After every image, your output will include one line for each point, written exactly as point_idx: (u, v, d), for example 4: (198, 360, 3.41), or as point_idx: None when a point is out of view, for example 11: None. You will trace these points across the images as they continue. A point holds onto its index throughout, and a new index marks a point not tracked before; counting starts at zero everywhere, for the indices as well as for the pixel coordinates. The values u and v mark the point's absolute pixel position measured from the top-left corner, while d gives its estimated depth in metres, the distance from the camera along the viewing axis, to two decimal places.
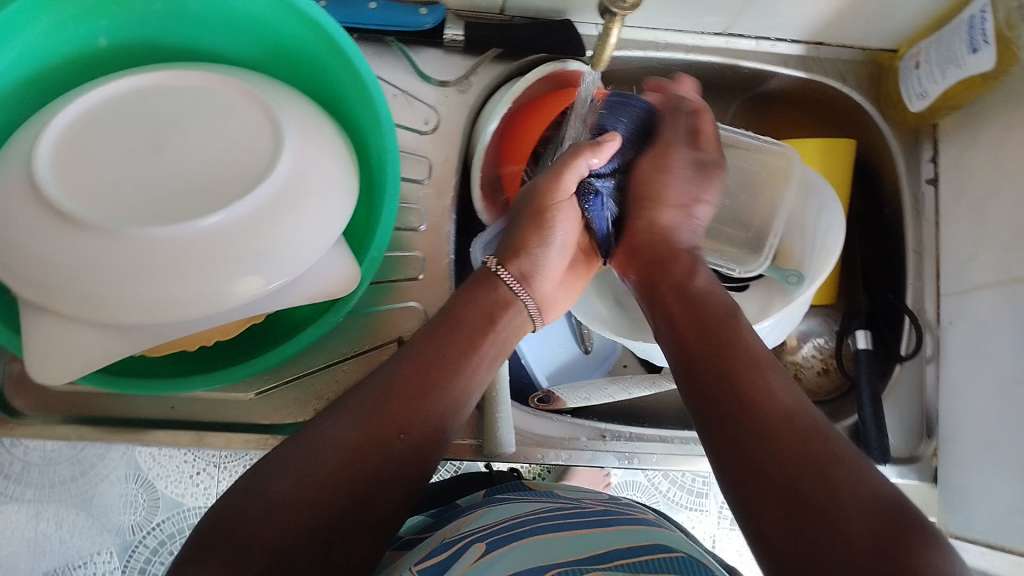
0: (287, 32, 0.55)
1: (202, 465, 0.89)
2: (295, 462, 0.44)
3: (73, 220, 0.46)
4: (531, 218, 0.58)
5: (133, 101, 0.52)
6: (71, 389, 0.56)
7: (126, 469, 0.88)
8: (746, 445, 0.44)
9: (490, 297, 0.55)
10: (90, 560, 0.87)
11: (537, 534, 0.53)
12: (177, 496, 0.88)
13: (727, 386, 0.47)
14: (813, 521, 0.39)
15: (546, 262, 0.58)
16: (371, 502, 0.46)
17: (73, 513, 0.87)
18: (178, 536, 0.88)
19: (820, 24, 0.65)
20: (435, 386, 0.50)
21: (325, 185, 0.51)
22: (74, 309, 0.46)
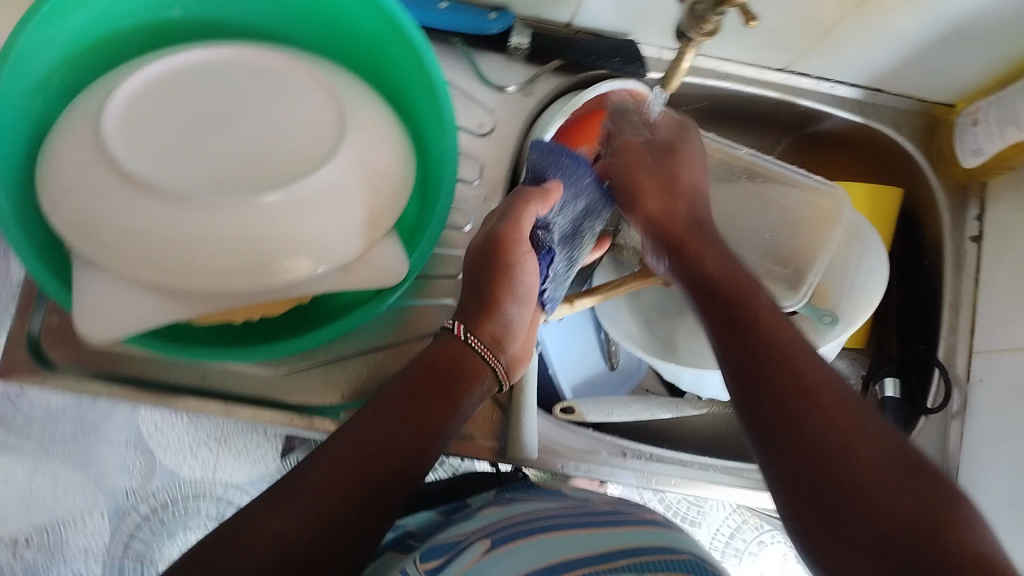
0: (359, 21, 0.55)
1: (203, 439, 0.90)
2: (283, 502, 0.44)
3: (140, 182, 0.46)
4: (501, 273, 0.54)
5: (200, 71, 0.52)
6: (107, 346, 0.57)
7: (126, 433, 0.89)
8: (781, 414, 0.43)
9: (458, 360, 0.53)
10: (81, 519, 0.89)
11: (543, 533, 0.54)
12: (175, 466, 0.89)
13: (758, 352, 0.46)
14: (851, 495, 0.40)
15: (513, 325, 0.56)
16: (359, 520, 0.45)
17: (71, 472, 0.88)
18: (171, 505, 0.90)
19: (882, 72, 0.65)
20: (407, 422, 0.49)
21: (382, 176, 0.52)
22: (131, 270, 0.46)
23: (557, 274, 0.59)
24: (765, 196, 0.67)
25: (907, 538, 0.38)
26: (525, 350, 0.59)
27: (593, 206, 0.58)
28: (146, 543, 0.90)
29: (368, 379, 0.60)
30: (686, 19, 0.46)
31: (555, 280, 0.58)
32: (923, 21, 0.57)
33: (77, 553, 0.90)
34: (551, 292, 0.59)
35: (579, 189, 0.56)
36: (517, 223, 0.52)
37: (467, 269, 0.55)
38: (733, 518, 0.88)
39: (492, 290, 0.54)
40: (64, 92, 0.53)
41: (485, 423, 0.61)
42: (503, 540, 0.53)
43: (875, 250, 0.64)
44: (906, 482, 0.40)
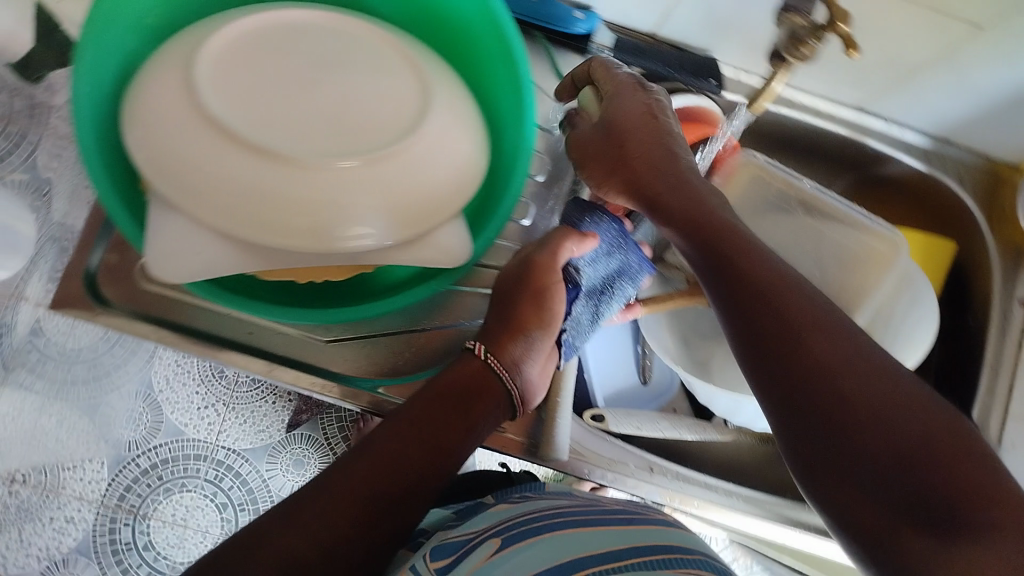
0: (452, 6, 0.55)
1: (212, 400, 0.92)
2: (298, 514, 0.46)
3: (224, 130, 0.46)
4: (532, 298, 0.57)
5: (293, 30, 0.52)
6: (161, 290, 0.58)
7: (138, 385, 0.90)
8: (779, 362, 0.42)
9: (473, 381, 0.56)
10: (81, 465, 0.88)
11: (554, 530, 0.53)
12: (181, 424, 0.90)
13: (745, 295, 0.44)
14: (859, 435, 0.39)
15: (535, 350, 0.57)
16: (373, 531, 0.48)
17: (78, 415, 0.87)
18: (171, 462, 0.90)
19: (952, 123, 0.66)
20: (414, 441, 0.52)
21: (456, 157, 0.52)
22: (205, 215, 0.46)
23: (580, 318, 0.61)
24: (823, 233, 0.66)
25: (919, 471, 0.37)
26: (542, 378, 0.60)
27: (629, 270, 0.59)
28: (141, 496, 0.90)
29: (410, 356, 0.60)
30: (784, 43, 0.47)
31: (575, 323, 0.61)
32: (1009, 79, 0.57)
33: (70, 501, 0.88)
34: (569, 335, 0.61)
35: (616, 251, 0.59)
36: (553, 253, 0.56)
37: (496, 291, 0.58)
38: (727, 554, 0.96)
39: (520, 312, 0.56)
40: (156, 34, 0.53)
41: (520, 420, 0.62)
42: (513, 539, 0.53)
43: (923, 299, 0.64)
44: (914, 415, 0.39)
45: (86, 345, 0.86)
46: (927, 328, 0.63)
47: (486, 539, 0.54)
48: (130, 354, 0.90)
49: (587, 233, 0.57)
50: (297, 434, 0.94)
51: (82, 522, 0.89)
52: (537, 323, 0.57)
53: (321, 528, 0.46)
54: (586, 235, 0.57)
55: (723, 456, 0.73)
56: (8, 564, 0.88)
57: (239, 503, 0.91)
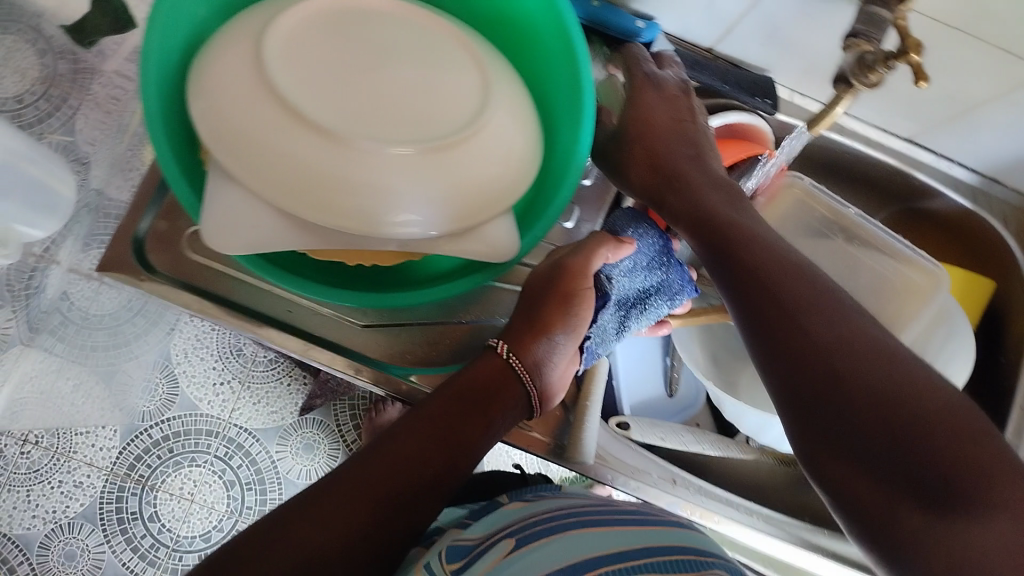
0: (519, 4, 0.56)
1: (227, 377, 0.93)
2: (314, 507, 0.47)
3: (288, 106, 0.47)
4: (559, 300, 0.57)
5: (362, 17, 0.53)
6: (206, 261, 0.58)
7: (157, 356, 0.91)
8: (778, 342, 0.42)
9: (492, 382, 0.55)
10: (94, 430, 0.88)
11: (571, 529, 0.53)
12: (195, 398, 0.91)
13: (751, 282, 0.45)
14: (852, 403, 0.39)
15: (558, 353, 0.57)
16: (387, 527, 0.48)
17: (95, 381, 0.88)
18: (183, 436, 0.90)
19: (1003, 163, 0.66)
20: (432, 437, 0.52)
21: (512, 154, 0.53)
22: (263, 189, 0.47)
23: (606, 326, 0.61)
24: (863, 262, 0.65)
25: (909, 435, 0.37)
26: (564, 381, 0.60)
27: (668, 288, 0.61)
28: (150, 468, 0.89)
29: (443, 346, 0.61)
30: (849, 67, 0.47)
31: (601, 330, 0.61)
32: None
33: (80, 466, 0.87)
34: (593, 342, 0.61)
35: (658, 269, 0.61)
36: (586, 257, 0.57)
37: (526, 292, 0.58)
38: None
39: (546, 314, 0.56)
40: (227, 8, 0.54)
41: (547, 421, 0.62)
42: (526, 539, 0.52)
43: (960, 334, 0.64)
44: (906, 388, 0.38)
45: (107, 312, 0.89)
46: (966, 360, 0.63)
47: (499, 540, 0.54)
48: (151, 325, 0.92)
49: (625, 238, 0.59)
50: (309, 418, 0.94)
51: (89, 489, 0.87)
52: (560, 326, 0.57)
53: (333, 524, 0.46)
54: (623, 241, 0.58)
55: (743, 474, 0.73)
56: (13, 525, 0.85)
57: (247, 482, 0.91)
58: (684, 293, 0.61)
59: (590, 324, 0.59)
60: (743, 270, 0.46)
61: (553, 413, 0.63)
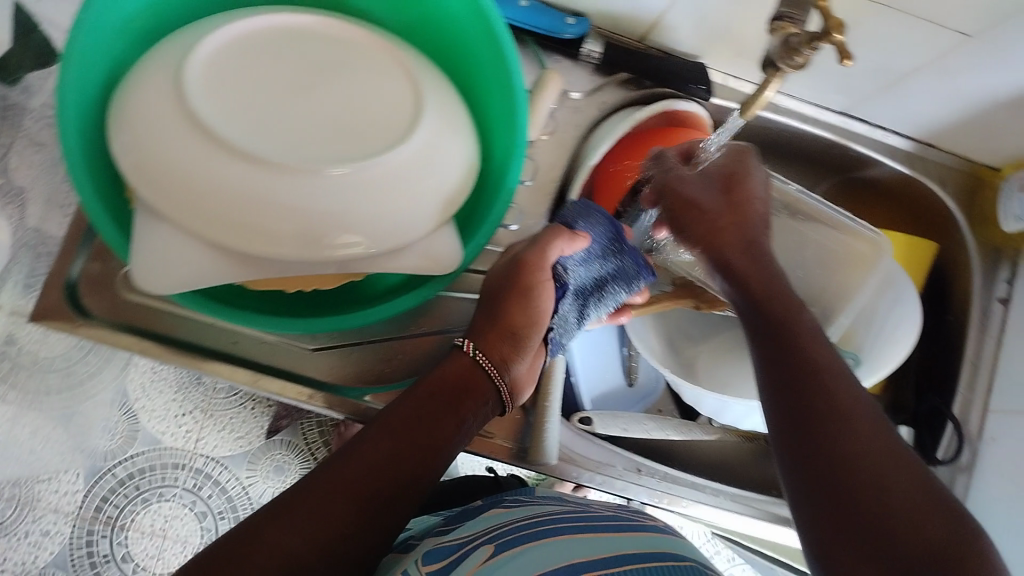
0: (446, 10, 0.55)
1: (189, 407, 0.86)
2: (288, 512, 0.45)
3: (213, 135, 0.45)
4: (516, 294, 0.56)
5: (284, 35, 0.51)
6: (144, 300, 0.57)
7: (114, 393, 0.84)
8: (799, 409, 0.43)
9: (462, 381, 0.55)
10: (55, 477, 0.82)
11: (549, 535, 0.52)
12: (158, 432, 0.85)
13: (777, 346, 0.46)
14: (882, 539, 0.37)
15: (524, 344, 0.57)
16: (362, 536, 0.46)
17: (52, 424, 0.82)
18: (149, 472, 0.84)
19: (936, 128, 0.67)
20: (410, 446, 0.50)
21: (449, 163, 0.52)
22: (193, 223, 0.46)
23: (567, 318, 0.61)
24: (805, 237, 0.66)
25: None
26: (530, 374, 0.59)
27: (624, 274, 0.59)
28: (119, 507, 0.83)
29: (397, 363, 0.60)
30: (775, 50, 0.47)
31: (563, 322, 0.60)
32: (993, 85, 0.58)
33: (45, 514, 0.81)
34: (556, 335, 0.61)
35: (613, 254, 0.59)
36: (541, 250, 0.56)
37: (487, 287, 0.58)
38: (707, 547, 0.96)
39: (506, 313, 0.56)
40: (143, 35, 0.52)
41: (507, 425, 0.62)
42: (507, 544, 0.52)
43: (907, 297, 0.66)
44: (935, 516, 0.37)
45: (60, 354, 0.83)
46: (909, 327, 0.64)
47: (480, 544, 0.53)
48: (104, 363, 0.85)
49: (578, 233, 0.57)
50: (276, 440, 0.89)
51: (57, 536, 0.82)
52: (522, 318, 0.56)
53: (312, 533, 0.45)
54: (576, 235, 0.57)
55: (709, 454, 0.74)
56: None
57: (220, 511, 0.86)
58: (641, 277, 0.59)
59: (550, 317, 0.59)
60: (773, 333, 0.46)
61: (513, 415, 0.63)
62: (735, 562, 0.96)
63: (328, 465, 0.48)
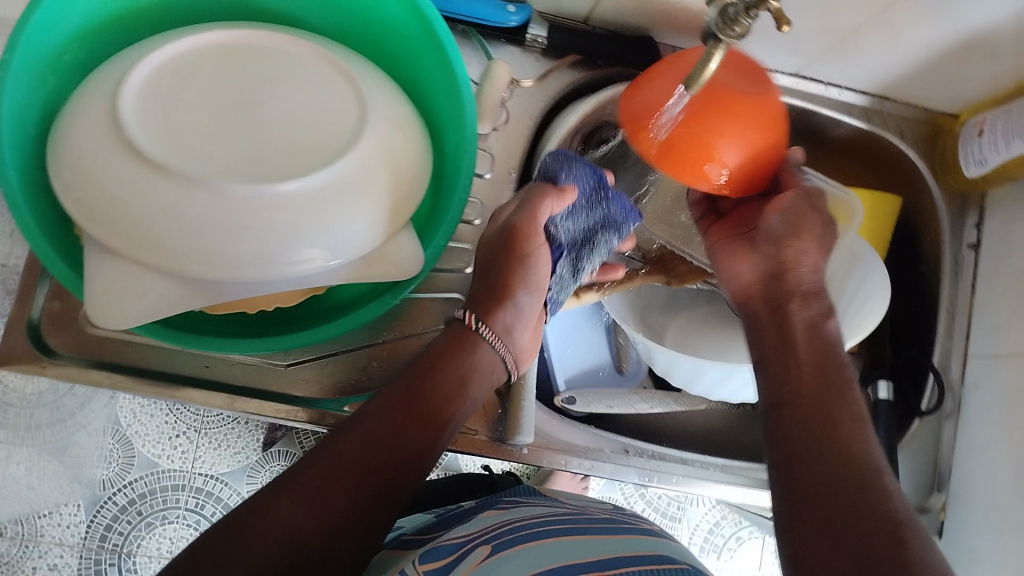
0: (382, 10, 0.54)
1: (183, 428, 0.85)
2: (288, 494, 0.44)
3: (154, 163, 0.45)
4: (515, 263, 0.54)
5: (220, 55, 0.51)
6: (107, 333, 0.56)
7: (105, 422, 0.83)
8: (810, 449, 0.44)
9: (468, 358, 0.52)
10: (56, 511, 0.81)
11: (543, 538, 0.53)
12: (155, 456, 0.83)
13: (800, 432, 0.45)
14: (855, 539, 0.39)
15: (523, 314, 0.55)
16: (344, 538, 0.45)
17: (46, 459, 0.81)
18: (150, 496, 0.83)
19: (891, 81, 0.66)
20: (406, 435, 0.48)
21: (398, 168, 0.51)
22: (141, 254, 0.45)
23: (563, 275, 0.59)
24: None
25: None
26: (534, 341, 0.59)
27: (612, 222, 0.59)
28: (123, 534, 0.83)
29: (374, 370, 0.60)
30: (712, 22, 0.47)
31: (559, 282, 0.59)
32: (940, 32, 0.58)
33: (51, 547, 0.81)
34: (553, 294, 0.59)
35: (597, 205, 0.59)
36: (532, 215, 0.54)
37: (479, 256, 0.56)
38: (713, 516, 0.98)
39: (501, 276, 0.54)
40: (76, 69, 0.51)
41: (481, 413, 0.61)
42: (502, 545, 0.52)
43: (875, 272, 0.64)
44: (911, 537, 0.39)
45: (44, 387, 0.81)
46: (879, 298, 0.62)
47: (476, 545, 0.53)
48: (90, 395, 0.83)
49: (565, 187, 0.55)
50: (275, 451, 0.87)
51: (65, 567, 0.82)
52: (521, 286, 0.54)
53: (294, 531, 0.43)
54: (565, 190, 0.55)
55: (693, 425, 0.73)
56: None
57: None
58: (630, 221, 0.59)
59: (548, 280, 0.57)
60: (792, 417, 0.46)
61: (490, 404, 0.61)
62: (742, 525, 0.99)
63: (319, 451, 0.47)
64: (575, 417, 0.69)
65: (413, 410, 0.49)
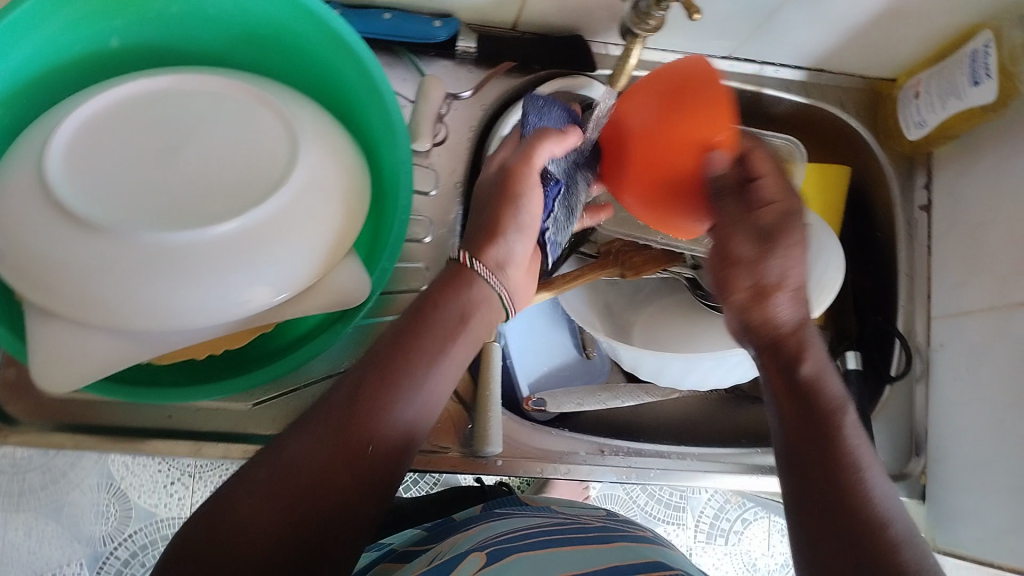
0: (303, 40, 0.54)
1: (176, 475, 0.91)
2: (257, 485, 0.42)
3: (83, 221, 0.45)
4: (505, 202, 0.52)
5: (144, 104, 0.51)
6: (66, 395, 0.56)
7: (98, 477, 0.89)
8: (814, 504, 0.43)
9: (465, 295, 0.50)
10: (59, 571, 0.87)
11: (538, 548, 0.53)
12: (151, 506, 0.90)
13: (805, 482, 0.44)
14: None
15: (517, 254, 0.53)
16: (347, 517, 0.44)
17: (45, 522, 0.88)
18: (149, 547, 0.89)
19: (824, 53, 0.67)
20: (409, 397, 0.46)
21: (336, 196, 0.51)
22: (80, 314, 0.45)
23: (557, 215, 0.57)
24: None
25: None
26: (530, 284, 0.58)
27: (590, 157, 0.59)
28: None
29: None
30: (628, 17, 0.48)
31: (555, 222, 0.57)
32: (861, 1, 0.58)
33: None
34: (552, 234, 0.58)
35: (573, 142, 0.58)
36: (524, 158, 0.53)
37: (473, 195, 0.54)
38: (715, 502, 0.99)
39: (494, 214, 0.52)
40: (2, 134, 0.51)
41: (447, 429, 0.61)
42: (497, 553, 0.52)
43: (831, 246, 0.64)
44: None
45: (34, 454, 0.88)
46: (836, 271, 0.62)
47: (471, 553, 0.53)
48: (78, 456, 0.90)
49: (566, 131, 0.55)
50: None
51: None
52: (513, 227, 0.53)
53: (304, 519, 0.42)
54: (566, 133, 0.55)
55: (670, 415, 0.74)
56: None
57: None
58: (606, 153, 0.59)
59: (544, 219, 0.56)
60: (801, 449, 0.45)
61: (456, 419, 0.62)
62: (745, 507, 1.00)
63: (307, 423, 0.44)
64: (540, 420, 0.69)
65: (390, 382, 0.46)
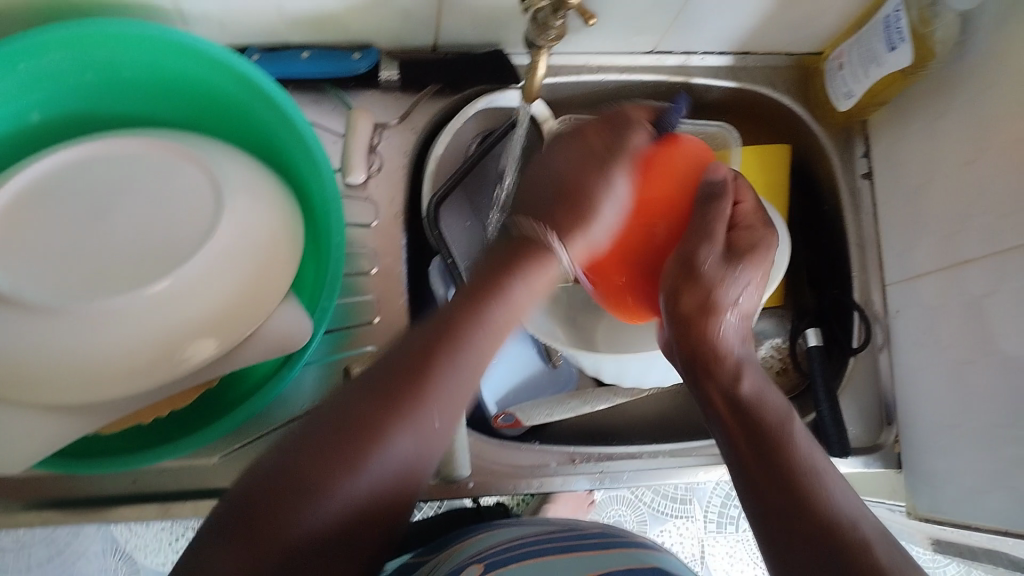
0: (219, 90, 0.54)
1: (180, 531, 0.90)
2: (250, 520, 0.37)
3: (7, 300, 0.44)
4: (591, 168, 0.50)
5: (66, 174, 0.51)
6: (30, 473, 0.56)
7: (103, 543, 0.89)
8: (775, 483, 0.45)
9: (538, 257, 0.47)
10: None
11: (531, 558, 0.52)
12: (159, 564, 0.89)
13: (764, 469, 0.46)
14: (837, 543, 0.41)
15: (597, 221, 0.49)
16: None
17: None
18: None
19: (744, 37, 0.67)
20: (471, 371, 0.44)
21: (265, 240, 0.51)
22: (17, 393, 0.45)
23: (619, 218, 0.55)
24: None
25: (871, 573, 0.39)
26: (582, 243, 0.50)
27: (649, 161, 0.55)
28: None
29: None
30: (530, 29, 0.49)
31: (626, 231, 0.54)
32: None
33: None
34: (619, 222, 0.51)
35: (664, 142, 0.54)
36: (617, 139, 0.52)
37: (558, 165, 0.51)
38: (722, 490, 0.99)
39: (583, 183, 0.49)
40: None
41: None
42: (493, 565, 0.52)
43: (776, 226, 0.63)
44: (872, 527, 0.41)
45: (31, 531, 0.87)
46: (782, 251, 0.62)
47: (468, 566, 0.53)
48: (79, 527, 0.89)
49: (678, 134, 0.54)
50: None
51: None
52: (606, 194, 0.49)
53: (343, 498, 0.39)
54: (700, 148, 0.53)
55: (645, 414, 0.74)
56: None
57: None
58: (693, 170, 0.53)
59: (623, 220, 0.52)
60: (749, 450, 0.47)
61: None
62: None
63: (352, 394, 0.41)
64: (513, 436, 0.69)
65: (399, 392, 0.41)
